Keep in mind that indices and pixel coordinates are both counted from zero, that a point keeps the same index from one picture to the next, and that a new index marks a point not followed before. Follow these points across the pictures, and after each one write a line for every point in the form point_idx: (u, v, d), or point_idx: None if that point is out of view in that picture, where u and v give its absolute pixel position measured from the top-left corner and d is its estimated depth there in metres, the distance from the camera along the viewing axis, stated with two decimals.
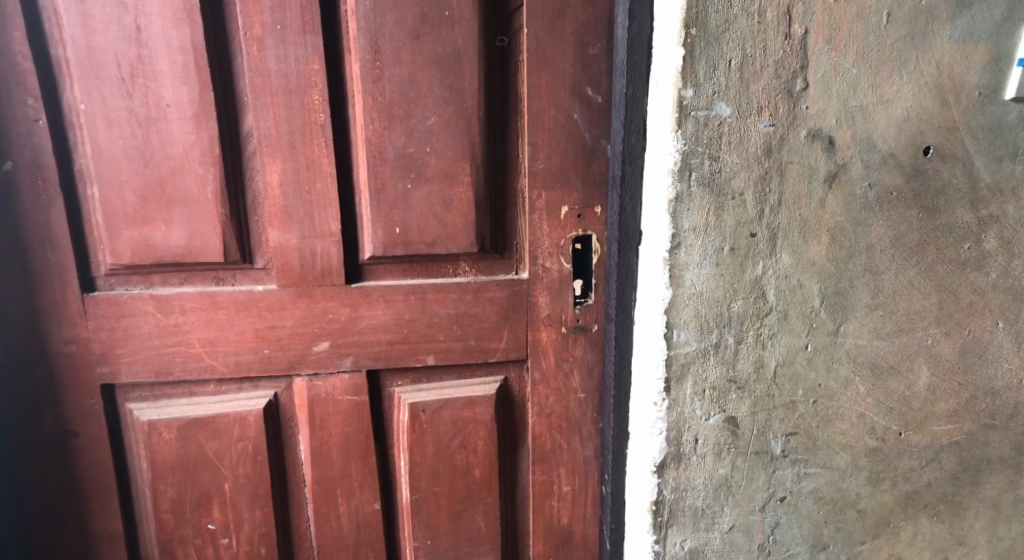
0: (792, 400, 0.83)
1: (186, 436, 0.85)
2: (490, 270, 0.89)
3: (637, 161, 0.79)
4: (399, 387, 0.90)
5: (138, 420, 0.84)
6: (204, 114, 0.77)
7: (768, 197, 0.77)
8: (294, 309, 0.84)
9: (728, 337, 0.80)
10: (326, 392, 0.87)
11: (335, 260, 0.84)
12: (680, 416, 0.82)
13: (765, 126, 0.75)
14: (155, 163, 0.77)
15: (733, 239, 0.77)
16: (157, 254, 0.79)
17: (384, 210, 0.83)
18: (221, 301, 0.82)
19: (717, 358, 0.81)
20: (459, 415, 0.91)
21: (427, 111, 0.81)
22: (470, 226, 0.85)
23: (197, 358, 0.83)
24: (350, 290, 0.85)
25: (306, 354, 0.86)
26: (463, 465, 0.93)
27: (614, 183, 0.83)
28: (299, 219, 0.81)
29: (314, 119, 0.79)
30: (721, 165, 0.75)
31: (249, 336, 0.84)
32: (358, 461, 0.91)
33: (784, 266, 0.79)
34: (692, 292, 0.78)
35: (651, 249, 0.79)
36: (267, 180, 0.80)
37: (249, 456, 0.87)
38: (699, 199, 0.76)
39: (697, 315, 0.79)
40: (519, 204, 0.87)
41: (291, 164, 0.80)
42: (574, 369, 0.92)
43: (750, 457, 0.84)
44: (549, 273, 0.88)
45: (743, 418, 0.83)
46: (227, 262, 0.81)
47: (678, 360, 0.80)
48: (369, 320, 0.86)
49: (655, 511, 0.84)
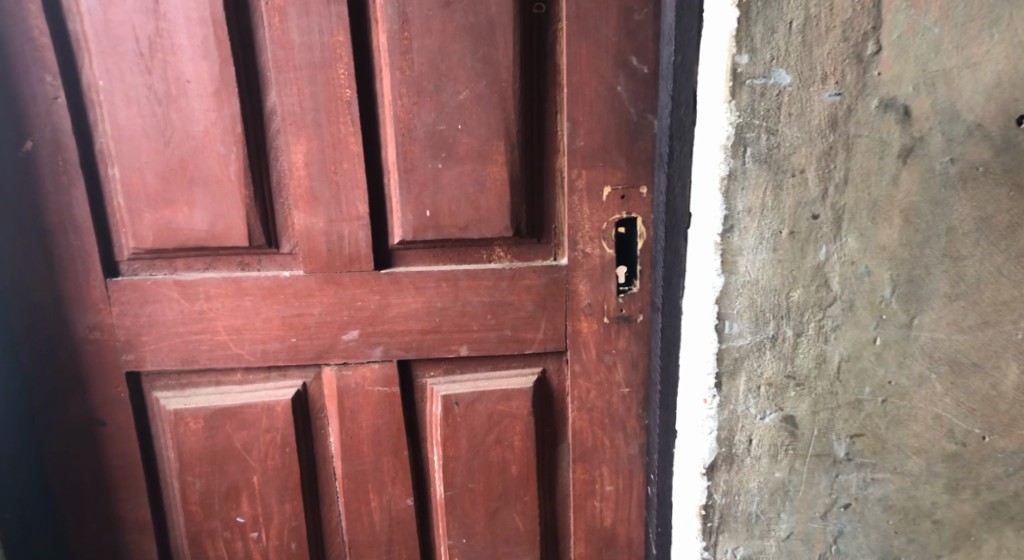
0: (858, 399, 0.75)
1: (213, 427, 0.82)
2: (526, 256, 0.84)
3: (686, 137, 0.73)
4: (431, 378, 0.86)
5: (165, 410, 0.82)
6: (225, 90, 0.73)
7: (833, 175, 0.69)
8: (321, 296, 0.80)
9: (786, 329, 0.73)
10: (355, 383, 0.84)
11: (363, 245, 0.80)
12: (733, 415, 0.76)
13: (830, 96, 0.67)
14: (177, 143, 0.74)
15: (793, 221, 0.70)
16: (180, 238, 0.77)
17: (414, 191, 0.78)
18: (247, 287, 0.79)
19: (773, 352, 0.74)
20: (494, 409, 0.87)
21: (459, 85, 0.76)
22: (505, 209, 0.80)
23: (223, 346, 0.80)
24: (379, 276, 0.81)
25: (334, 343, 0.82)
26: (499, 461, 0.88)
27: (661, 162, 0.77)
28: (325, 201, 0.78)
29: (340, 94, 0.75)
30: (780, 140, 0.68)
31: (276, 324, 0.81)
32: (390, 455, 0.87)
33: (849, 251, 0.70)
34: (745, 280, 0.71)
35: (701, 233, 0.72)
36: (292, 160, 0.76)
37: (277, 448, 0.84)
38: (754, 176, 0.68)
39: (751, 305, 0.72)
40: (558, 184, 0.82)
41: (316, 143, 0.76)
42: (618, 362, 0.87)
43: (810, 459, 0.77)
44: (591, 260, 0.83)
45: (802, 418, 0.76)
46: (252, 247, 0.78)
47: (730, 354, 0.74)
48: (399, 308, 0.82)
49: (704, 517, 0.79)
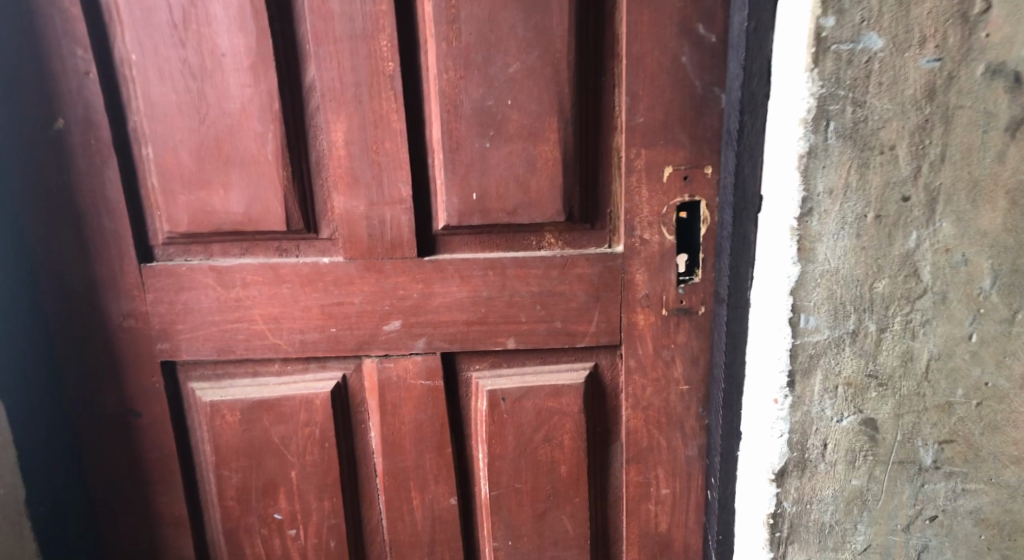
0: (948, 401, 0.68)
1: (250, 419, 0.79)
2: (578, 243, 0.80)
3: (757, 112, 0.66)
4: (476, 371, 0.83)
5: (201, 401, 0.79)
6: (262, 64, 0.69)
7: (928, 151, 0.61)
8: (362, 284, 0.76)
9: (868, 324, 0.66)
10: (397, 376, 0.80)
11: (406, 230, 0.75)
12: (806, 417, 0.69)
13: (928, 62, 0.59)
14: (212, 120, 0.71)
15: (880, 203, 0.62)
16: (215, 221, 0.73)
17: (459, 173, 0.74)
18: (285, 274, 0.75)
19: (853, 349, 0.67)
20: (543, 405, 0.83)
21: (509, 57, 0.71)
22: (557, 191, 0.75)
23: (260, 336, 0.77)
24: (422, 264, 0.76)
25: (376, 334, 0.78)
26: (547, 461, 0.85)
27: (730, 140, 0.70)
28: (366, 183, 0.73)
29: (383, 67, 0.70)
30: (868, 112, 0.60)
31: (314, 313, 0.77)
32: (432, 452, 0.83)
33: (944, 237, 0.63)
34: (824, 269, 0.64)
35: (773, 216, 0.66)
36: (332, 139, 0.72)
37: (316, 442, 0.81)
38: (838, 154, 0.61)
39: (830, 297, 0.65)
40: (614, 164, 0.77)
41: (357, 120, 0.71)
42: (676, 357, 0.84)
43: (891, 467, 0.70)
44: (649, 247, 0.79)
45: (884, 421, 0.69)
46: (290, 231, 0.74)
47: (805, 351, 0.67)
48: (444, 298, 0.78)
49: (773, 526, 0.72)
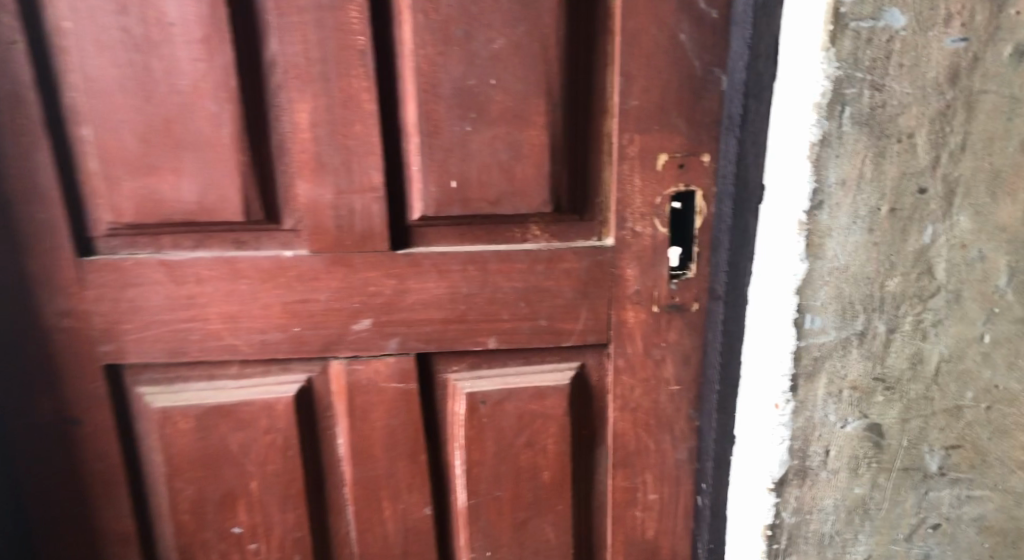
0: (957, 404, 0.65)
1: (205, 428, 0.72)
2: (564, 235, 0.74)
3: (763, 96, 0.62)
4: (454, 373, 0.77)
5: (149, 408, 0.71)
6: (215, 36, 0.62)
7: (947, 140, 0.57)
8: (329, 280, 0.70)
9: (878, 324, 0.62)
10: (368, 379, 0.74)
11: (378, 221, 0.68)
12: (809, 423, 0.65)
13: (953, 42, 0.54)
14: (160, 98, 0.63)
15: (895, 196, 0.58)
16: (164, 211, 0.66)
17: (437, 158, 0.67)
18: (244, 269, 0.68)
19: (861, 351, 0.63)
20: (525, 408, 0.78)
21: (493, 31, 0.64)
22: (543, 180, 0.69)
23: (217, 337, 0.70)
24: (396, 258, 0.70)
25: (344, 333, 0.72)
26: (529, 467, 0.79)
27: (731, 125, 0.65)
28: (334, 169, 0.66)
29: (352, 42, 0.63)
30: (887, 97, 0.55)
31: (277, 311, 0.70)
32: (406, 460, 0.77)
33: (960, 233, 0.59)
34: (833, 266, 0.60)
35: (778, 209, 0.61)
36: (296, 121, 0.65)
37: (278, 451, 0.74)
38: (853, 142, 0.56)
39: (838, 296, 0.61)
40: (605, 151, 0.72)
41: (323, 100, 0.64)
42: (667, 357, 0.79)
43: (896, 474, 0.67)
44: (640, 241, 0.74)
45: (890, 427, 0.65)
46: (249, 222, 0.67)
47: (810, 353, 0.63)
48: (419, 295, 0.72)
49: (770, 538, 0.68)
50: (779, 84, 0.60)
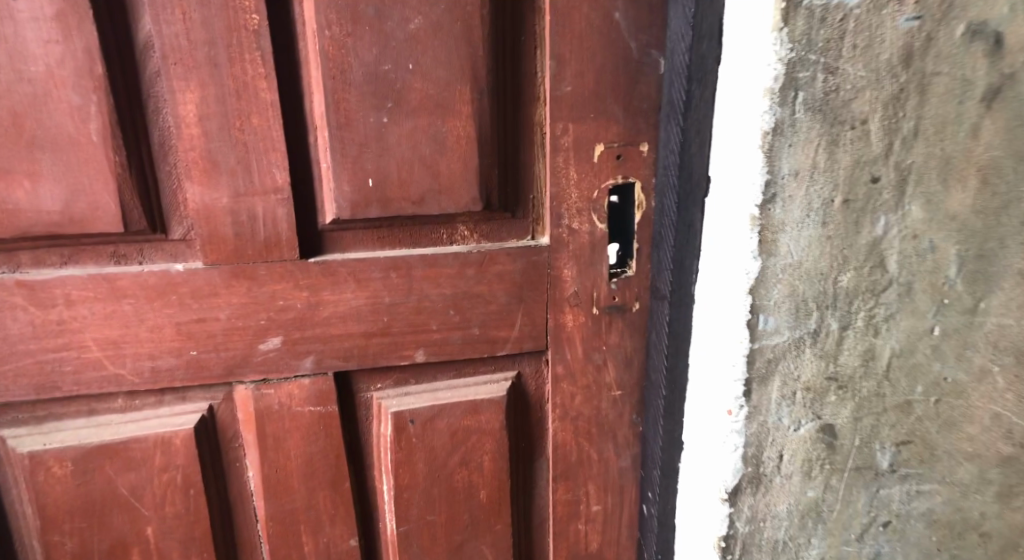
0: (908, 400, 0.63)
1: (87, 471, 0.62)
2: (494, 235, 0.68)
3: (706, 81, 0.58)
4: (378, 391, 0.70)
5: (16, 454, 0.61)
6: (72, 12, 0.51)
7: (900, 126, 0.54)
8: (230, 295, 0.61)
9: (831, 322, 0.59)
10: (280, 403, 0.66)
11: (283, 227, 0.60)
12: (762, 429, 0.62)
13: (906, 22, 0.52)
14: (5, 87, 0.52)
15: (849, 187, 0.55)
16: (21, 223, 0.55)
17: (350, 154, 0.59)
18: (125, 288, 0.58)
19: (814, 351, 0.60)
20: (458, 424, 0.72)
21: (409, 10, 0.57)
22: (472, 176, 0.63)
23: (96, 367, 0.60)
24: (307, 268, 0.62)
25: (250, 354, 0.63)
26: (464, 486, 0.73)
27: (676, 116, 0.61)
28: (229, 169, 0.57)
29: (243, 21, 0.54)
30: (840, 81, 0.53)
31: (168, 334, 0.60)
32: (327, 489, 0.70)
33: (912, 223, 0.57)
34: (786, 262, 0.57)
35: (726, 204, 0.57)
36: (180, 114, 0.55)
37: (178, 490, 0.65)
38: (806, 130, 0.53)
39: (792, 294, 0.58)
40: (537, 142, 0.66)
41: (212, 89, 0.55)
42: (608, 360, 0.75)
43: (848, 474, 0.64)
44: (577, 239, 0.69)
45: (843, 427, 0.63)
46: (128, 233, 0.57)
47: (764, 355, 0.60)
48: (335, 307, 0.64)
49: (724, 549, 0.65)
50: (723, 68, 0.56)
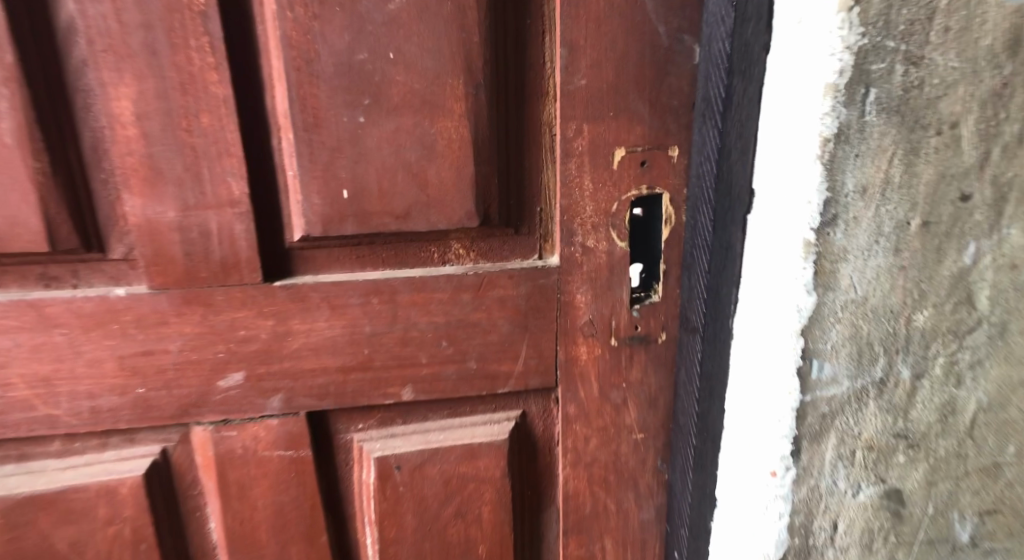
0: (995, 462, 0.52)
1: (19, 524, 0.54)
2: (496, 254, 0.59)
3: (750, 73, 0.47)
4: (360, 433, 0.61)
5: None
6: None
7: (999, 130, 0.44)
8: (181, 325, 0.52)
9: (901, 369, 0.49)
10: (244, 448, 0.57)
11: (242, 245, 0.51)
12: (813, 494, 0.51)
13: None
14: None
15: (930, 206, 0.45)
16: None
17: (320, 160, 0.50)
18: (57, 315, 0.50)
19: (879, 403, 0.49)
20: (453, 471, 0.62)
21: None
22: (466, 187, 0.53)
23: (26, 406, 0.51)
24: (272, 293, 0.53)
25: (208, 392, 0.54)
26: (460, 541, 0.64)
27: (714, 117, 0.51)
28: (175, 177, 0.48)
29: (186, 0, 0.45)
30: (926, 74, 0.42)
31: (110, 368, 0.52)
32: (301, 543, 0.61)
33: (1009, 249, 0.47)
34: (848, 297, 0.46)
35: (774, 226, 0.47)
36: (114, 112, 0.46)
37: (126, 546, 0.56)
38: (881, 136, 0.43)
39: (854, 335, 0.48)
40: (546, 146, 0.56)
41: (152, 82, 0.46)
42: (629, 399, 0.64)
43: (917, 549, 0.53)
44: (592, 259, 0.59)
45: (912, 493, 0.52)
46: (57, 252, 0.48)
47: (817, 409, 0.49)
48: (307, 338, 0.55)
49: None
50: (771, 56, 0.45)
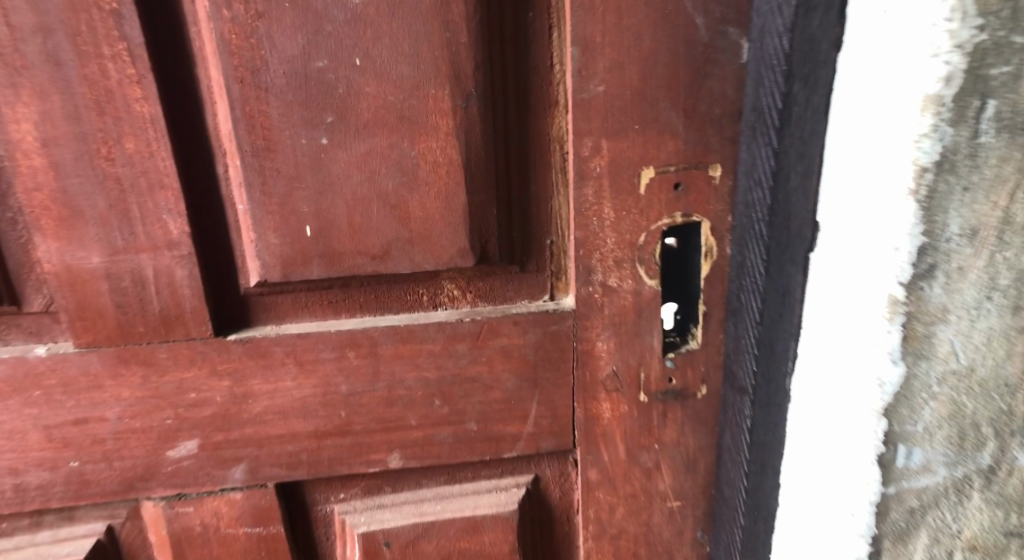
0: None
1: None
2: (498, 294, 0.49)
3: (814, 76, 0.36)
4: (342, 504, 0.52)
5: None
6: None
7: None
8: (118, 388, 0.44)
9: (1017, 454, 0.38)
10: (203, 525, 0.48)
11: (187, 294, 0.42)
12: None
13: None
14: None
15: None
16: None
17: (277, 192, 0.41)
18: None
19: (986, 495, 0.38)
20: (452, 548, 0.52)
21: None
22: (458, 220, 0.43)
23: None
24: (227, 348, 0.44)
25: (156, 465, 0.46)
26: None
27: (770, 132, 0.40)
28: (97, 215, 0.40)
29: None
30: None
31: (37, 439, 0.44)
32: None
33: None
34: (947, 367, 0.36)
35: (849, 274, 0.36)
36: (16, 138, 0.38)
37: None
38: (1000, 162, 0.32)
39: (955, 414, 0.37)
40: (556, 166, 0.46)
41: (59, 101, 0.37)
42: (662, 463, 0.54)
43: None
44: (615, 301, 0.49)
45: None
46: None
47: (903, 505, 0.38)
48: (272, 400, 0.46)
49: None
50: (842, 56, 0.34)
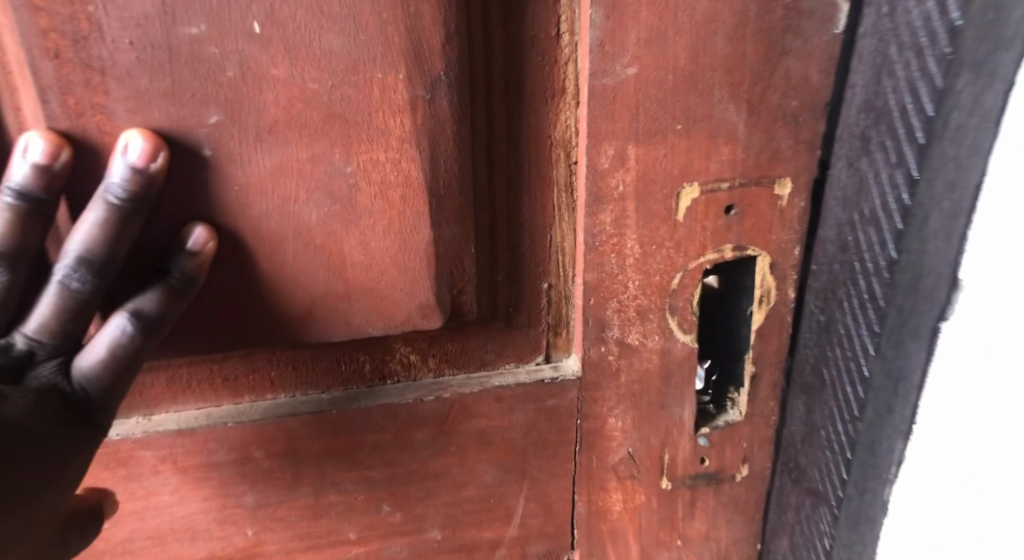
0: None
1: None
2: (473, 355, 0.36)
3: (993, 63, 0.22)
4: None
5: None
6: None
7: None
8: None
9: None
10: None
11: None
12: None
13: None
14: None
15: None
16: None
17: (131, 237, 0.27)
18: None
19: None
20: None
21: None
22: (418, 266, 0.30)
23: None
24: None
25: None
26: None
27: (898, 147, 0.26)
28: None
29: None
30: None
31: None
32: None
33: None
34: None
35: (1005, 371, 0.23)
36: None
37: None
38: None
39: None
40: (557, 182, 0.32)
41: None
42: None
43: None
44: (636, 363, 0.36)
45: None
46: None
47: None
48: None
49: None
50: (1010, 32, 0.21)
